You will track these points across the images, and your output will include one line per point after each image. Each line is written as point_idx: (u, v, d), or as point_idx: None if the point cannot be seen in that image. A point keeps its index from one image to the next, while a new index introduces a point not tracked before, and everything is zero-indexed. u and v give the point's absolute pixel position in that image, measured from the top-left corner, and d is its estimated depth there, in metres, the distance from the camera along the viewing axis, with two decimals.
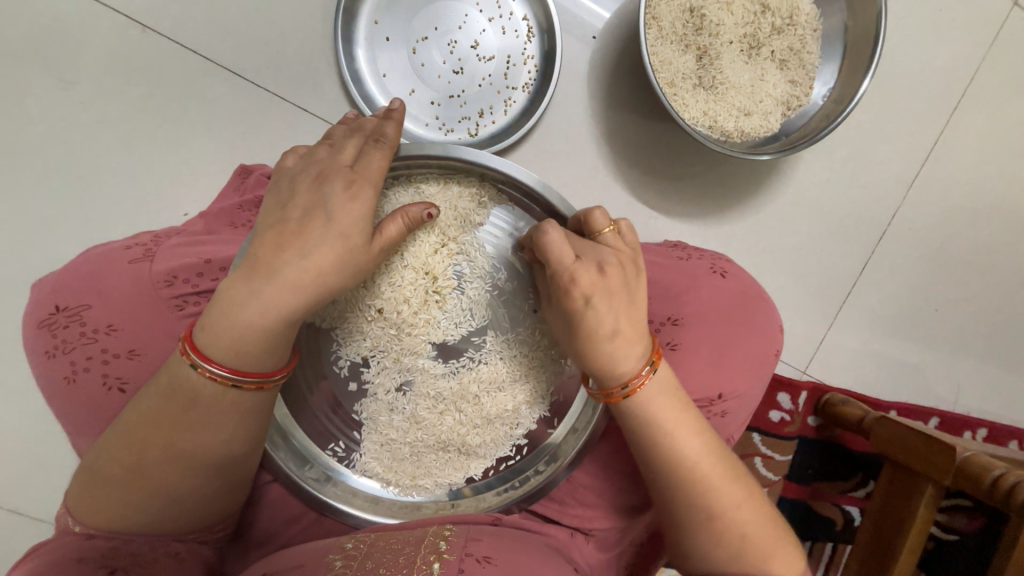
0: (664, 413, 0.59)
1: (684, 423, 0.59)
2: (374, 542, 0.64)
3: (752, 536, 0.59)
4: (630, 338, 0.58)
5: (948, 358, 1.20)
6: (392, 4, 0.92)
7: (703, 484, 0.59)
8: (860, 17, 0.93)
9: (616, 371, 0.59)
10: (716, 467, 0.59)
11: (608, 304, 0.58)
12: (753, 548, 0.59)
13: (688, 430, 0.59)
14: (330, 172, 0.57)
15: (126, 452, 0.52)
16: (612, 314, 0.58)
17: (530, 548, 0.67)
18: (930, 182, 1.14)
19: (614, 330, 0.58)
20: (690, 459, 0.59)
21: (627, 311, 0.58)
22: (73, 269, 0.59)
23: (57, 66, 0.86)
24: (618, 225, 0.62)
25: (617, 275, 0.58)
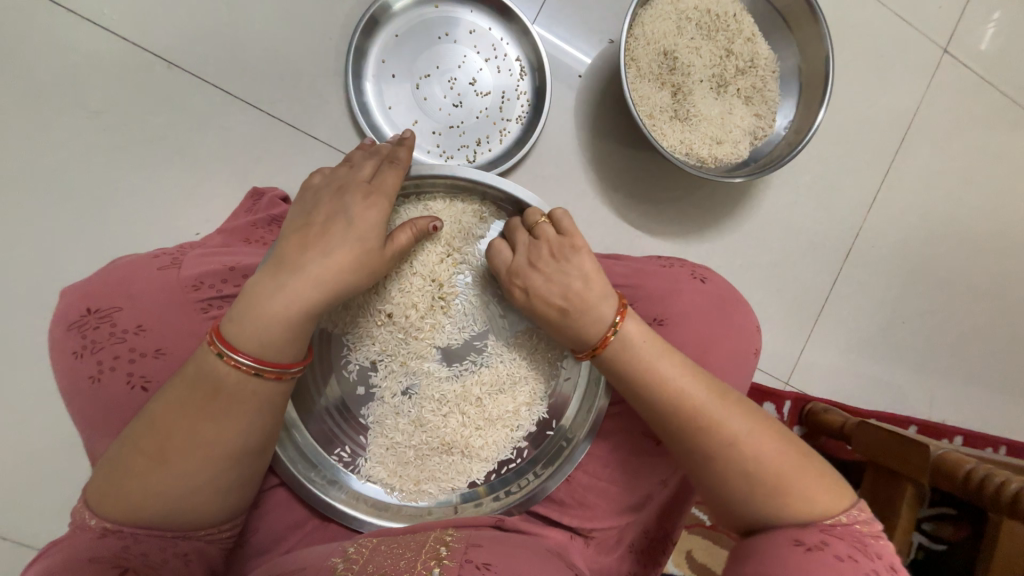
0: (643, 366, 0.63)
1: (673, 371, 0.62)
2: (376, 546, 0.65)
3: (779, 470, 0.57)
4: (580, 307, 0.66)
5: (918, 367, 1.28)
6: (397, 45, 1.02)
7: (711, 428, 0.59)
8: (811, 61, 1.06)
9: (580, 343, 0.67)
10: (716, 404, 0.60)
11: (548, 280, 0.68)
12: (778, 483, 0.56)
13: (680, 377, 0.62)
14: (351, 184, 0.64)
15: (148, 444, 0.54)
16: (553, 290, 0.67)
17: (531, 551, 0.67)
18: (887, 205, 1.26)
19: (562, 301, 0.67)
20: (689, 405, 0.60)
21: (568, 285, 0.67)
22: (103, 275, 0.63)
23: (84, 97, 0.93)
24: (550, 214, 0.71)
25: (547, 259, 0.68)
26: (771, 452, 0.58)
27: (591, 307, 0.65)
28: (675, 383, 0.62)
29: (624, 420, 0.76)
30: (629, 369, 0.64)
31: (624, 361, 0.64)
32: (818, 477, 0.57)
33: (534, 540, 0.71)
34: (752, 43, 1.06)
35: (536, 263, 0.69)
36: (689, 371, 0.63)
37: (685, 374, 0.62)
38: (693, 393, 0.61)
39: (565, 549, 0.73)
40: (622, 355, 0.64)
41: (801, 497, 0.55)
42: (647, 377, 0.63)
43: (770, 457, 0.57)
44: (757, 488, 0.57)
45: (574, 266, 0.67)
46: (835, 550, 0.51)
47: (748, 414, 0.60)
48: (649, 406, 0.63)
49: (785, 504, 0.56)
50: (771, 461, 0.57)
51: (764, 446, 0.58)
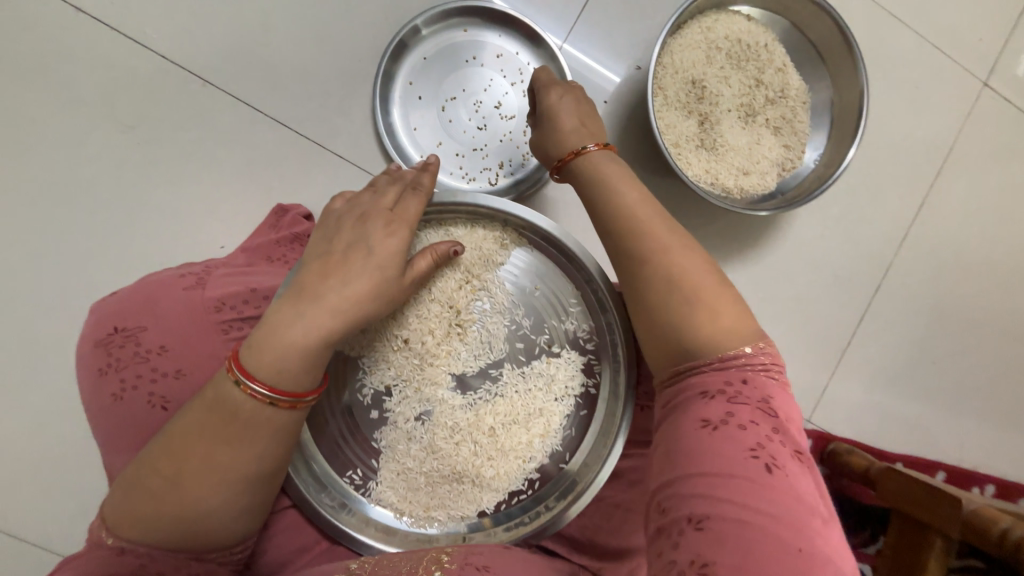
0: (620, 178, 0.65)
1: (642, 198, 0.62)
2: (379, 562, 0.64)
3: (711, 296, 0.53)
4: (582, 132, 0.72)
5: (949, 410, 1.22)
6: (425, 68, 1.03)
7: (651, 236, 0.58)
8: (844, 94, 1.04)
9: (570, 143, 0.72)
10: (676, 234, 0.58)
11: (560, 120, 0.74)
12: (698, 293, 0.54)
13: (644, 205, 0.61)
14: (373, 212, 0.64)
15: (167, 463, 0.54)
16: (567, 117, 0.74)
17: (536, 565, 0.63)
18: (919, 240, 1.21)
19: (563, 128, 0.73)
20: (634, 216, 0.60)
21: (573, 121, 0.73)
22: (131, 294, 0.65)
23: (121, 113, 0.96)
24: (574, 93, 0.77)
25: (575, 104, 0.76)
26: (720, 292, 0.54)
27: (591, 133, 0.73)
28: (637, 205, 0.61)
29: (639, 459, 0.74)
30: (602, 173, 0.66)
31: (607, 166, 0.68)
32: (739, 316, 0.53)
33: (543, 561, 0.66)
34: (782, 74, 1.05)
35: (551, 104, 0.76)
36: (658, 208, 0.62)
37: (651, 209, 0.61)
38: (654, 216, 0.60)
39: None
40: (605, 163, 0.68)
41: (721, 310, 0.53)
42: (613, 179, 0.65)
43: (712, 293, 0.54)
44: (688, 307, 0.53)
45: (589, 118, 0.75)
46: (740, 408, 0.47)
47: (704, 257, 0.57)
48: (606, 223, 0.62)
49: (701, 303, 0.53)
50: (714, 298, 0.53)
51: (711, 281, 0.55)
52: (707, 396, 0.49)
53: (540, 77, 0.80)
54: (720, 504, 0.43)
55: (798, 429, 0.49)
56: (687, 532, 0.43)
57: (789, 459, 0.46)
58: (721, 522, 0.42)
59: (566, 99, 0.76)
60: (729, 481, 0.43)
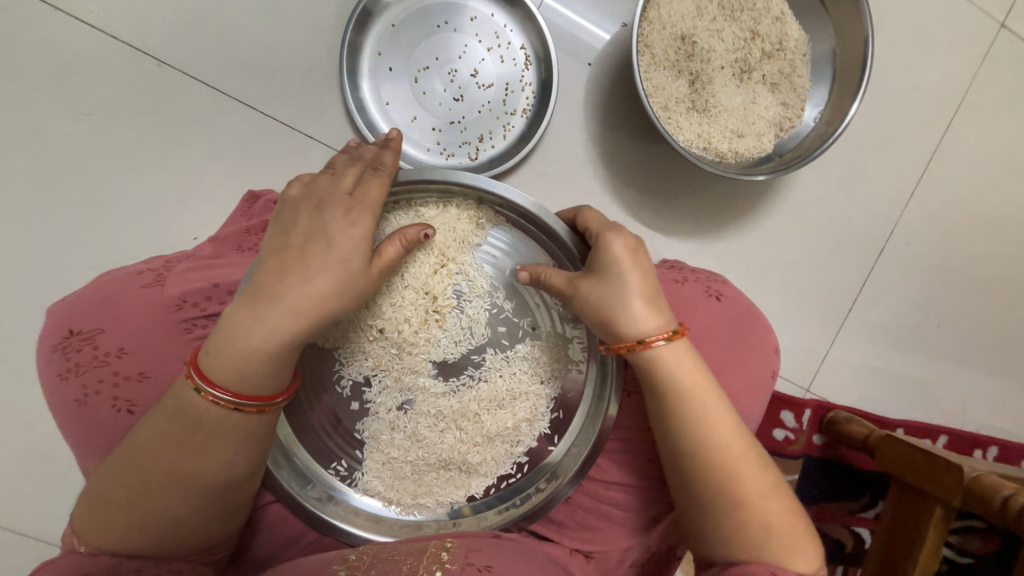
0: (691, 376, 0.61)
1: (717, 407, 0.61)
2: (376, 553, 0.64)
3: (774, 514, 0.58)
4: (651, 309, 0.61)
5: (954, 373, 1.19)
6: (394, 36, 0.96)
7: (729, 468, 0.59)
8: (847, 42, 0.96)
9: (641, 328, 0.61)
10: (746, 453, 0.60)
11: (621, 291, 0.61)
12: (772, 534, 0.57)
13: (719, 415, 0.60)
14: (331, 200, 0.60)
15: (131, 471, 0.54)
16: (636, 289, 0.61)
17: (530, 560, 0.65)
18: (927, 197, 1.15)
19: (632, 307, 0.61)
20: (715, 446, 0.60)
21: (644, 290, 0.62)
22: (88, 295, 0.63)
23: (75, 99, 0.91)
24: (638, 250, 0.64)
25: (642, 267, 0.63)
26: (783, 510, 0.58)
27: (659, 310, 0.62)
28: (714, 419, 0.60)
29: (629, 443, 0.72)
30: (676, 376, 0.61)
31: (678, 368, 0.61)
32: (800, 537, 0.58)
33: (533, 548, 0.69)
34: (781, 24, 0.96)
35: (617, 264, 0.62)
36: (734, 419, 0.61)
37: (727, 420, 0.61)
38: (728, 432, 0.60)
39: (564, 562, 0.70)
40: (676, 363, 0.61)
41: (791, 546, 0.57)
42: (686, 385, 0.60)
43: (776, 513, 0.58)
44: (749, 530, 0.57)
45: (655, 281, 0.63)
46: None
47: (767, 468, 0.60)
48: (672, 431, 0.61)
49: (771, 545, 0.57)
50: (779, 517, 0.58)
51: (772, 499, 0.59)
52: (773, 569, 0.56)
53: (590, 223, 0.66)
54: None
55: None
56: None
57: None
58: None
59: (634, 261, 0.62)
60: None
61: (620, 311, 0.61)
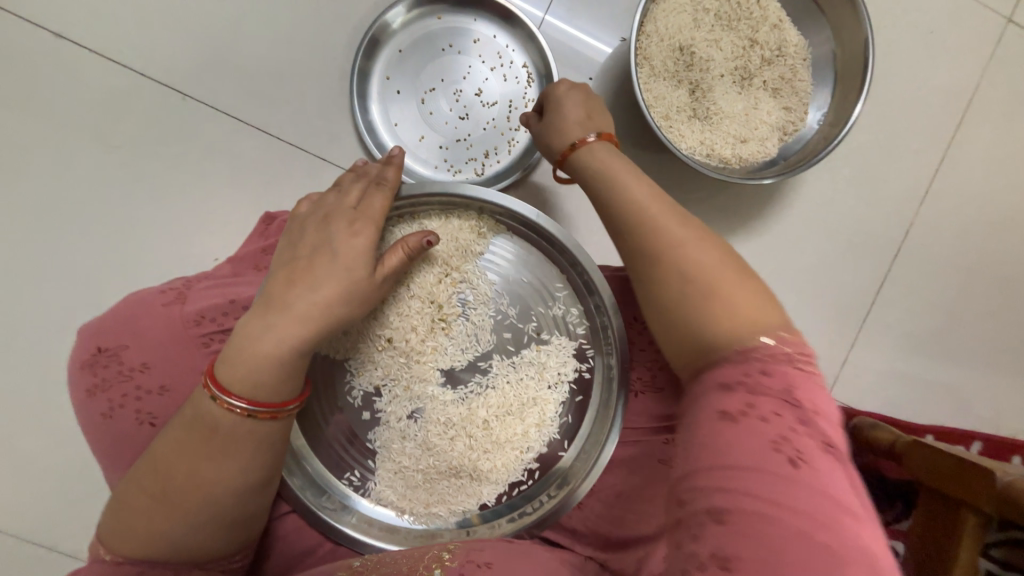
0: (618, 162, 0.64)
1: (638, 182, 0.61)
2: (382, 559, 0.63)
3: (708, 270, 0.52)
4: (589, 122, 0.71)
5: (984, 377, 1.15)
6: (401, 60, 1.01)
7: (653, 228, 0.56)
8: (847, 45, 0.96)
9: (574, 133, 0.71)
10: (667, 219, 0.57)
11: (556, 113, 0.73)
12: (713, 294, 0.51)
13: (637, 193, 0.60)
14: (336, 213, 0.63)
15: (153, 480, 0.56)
16: (573, 102, 0.74)
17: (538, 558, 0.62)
18: (941, 197, 1.13)
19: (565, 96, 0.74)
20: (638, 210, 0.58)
21: (579, 115, 0.72)
22: (115, 313, 0.66)
23: (107, 133, 0.97)
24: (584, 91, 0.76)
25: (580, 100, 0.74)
26: (722, 271, 0.52)
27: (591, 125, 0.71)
28: (631, 185, 0.60)
29: (638, 447, 0.71)
30: (599, 174, 0.64)
31: (607, 148, 0.67)
32: (755, 302, 0.50)
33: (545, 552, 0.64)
34: (779, 31, 0.98)
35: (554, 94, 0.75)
36: (659, 203, 0.59)
37: (651, 200, 0.59)
38: (646, 201, 0.59)
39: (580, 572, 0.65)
40: (601, 147, 0.67)
41: (741, 310, 0.50)
42: (609, 169, 0.64)
43: (713, 271, 0.52)
44: (681, 294, 0.53)
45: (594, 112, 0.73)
46: (762, 406, 0.43)
47: (706, 236, 0.56)
48: (596, 160, 0.66)
49: (714, 306, 0.50)
50: (719, 281, 0.52)
51: (708, 257, 0.53)
52: (728, 386, 0.46)
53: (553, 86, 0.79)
54: (757, 520, 0.39)
55: (829, 421, 0.45)
56: (709, 526, 0.40)
57: (816, 452, 0.42)
58: (740, 517, 0.39)
59: (575, 100, 0.74)
60: (750, 474, 0.40)
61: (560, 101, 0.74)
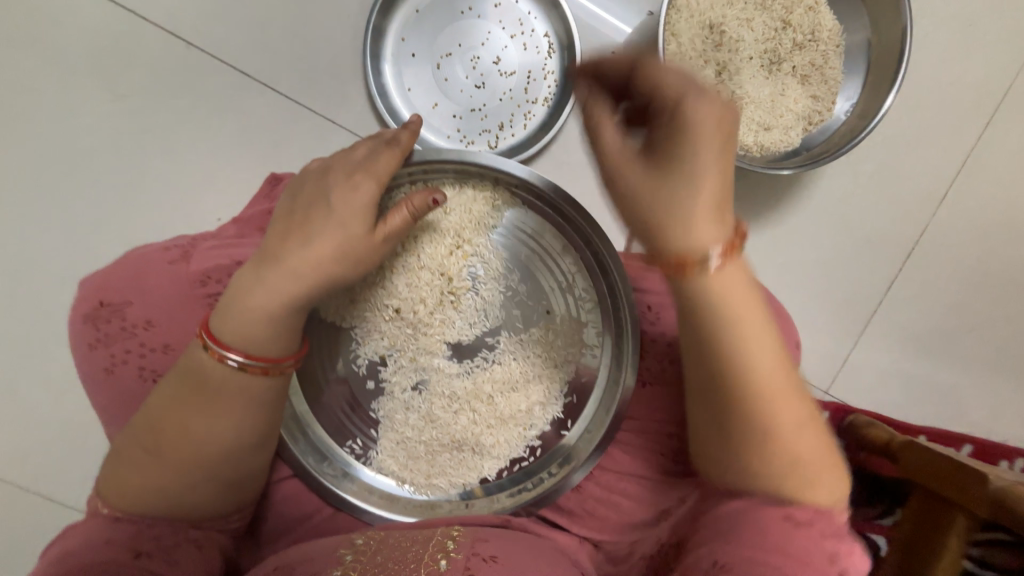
0: (773, 386, 0.49)
1: (760, 333, 0.49)
2: (384, 538, 0.63)
3: (797, 441, 0.49)
4: (714, 218, 0.50)
5: (983, 383, 1.15)
6: (418, 22, 0.96)
7: (761, 402, 0.49)
8: (884, 33, 0.92)
9: (700, 241, 0.50)
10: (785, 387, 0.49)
11: (691, 155, 0.49)
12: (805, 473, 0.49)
13: (753, 356, 0.49)
14: (337, 167, 0.61)
15: (149, 434, 0.56)
16: (698, 151, 0.49)
17: (539, 553, 0.63)
18: (962, 198, 1.11)
19: (681, 165, 0.50)
20: (743, 388, 0.49)
21: (709, 196, 0.50)
22: (116, 267, 0.64)
23: (110, 80, 0.93)
24: (722, 114, 0.49)
25: (716, 126, 0.49)
26: (814, 448, 0.49)
27: (719, 222, 0.50)
28: (757, 344, 0.49)
29: (642, 437, 0.72)
30: (723, 296, 0.49)
31: (741, 291, 0.50)
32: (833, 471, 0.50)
33: (542, 540, 0.67)
34: (814, 14, 0.94)
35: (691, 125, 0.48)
36: (782, 359, 0.50)
37: (784, 382, 0.49)
38: (772, 370, 0.49)
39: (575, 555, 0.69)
40: (734, 291, 0.49)
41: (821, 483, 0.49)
42: (740, 324, 0.49)
43: (805, 451, 0.49)
44: (771, 465, 0.49)
45: (726, 177, 0.50)
46: (820, 528, 0.47)
47: (802, 398, 0.50)
48: (731, 342, 0.49)
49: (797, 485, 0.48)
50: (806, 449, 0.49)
51: (805, 435, 0.49)
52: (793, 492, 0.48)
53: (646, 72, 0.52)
54: None
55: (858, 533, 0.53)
56: None
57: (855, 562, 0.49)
58: None
59: (699, 159, 0.49)
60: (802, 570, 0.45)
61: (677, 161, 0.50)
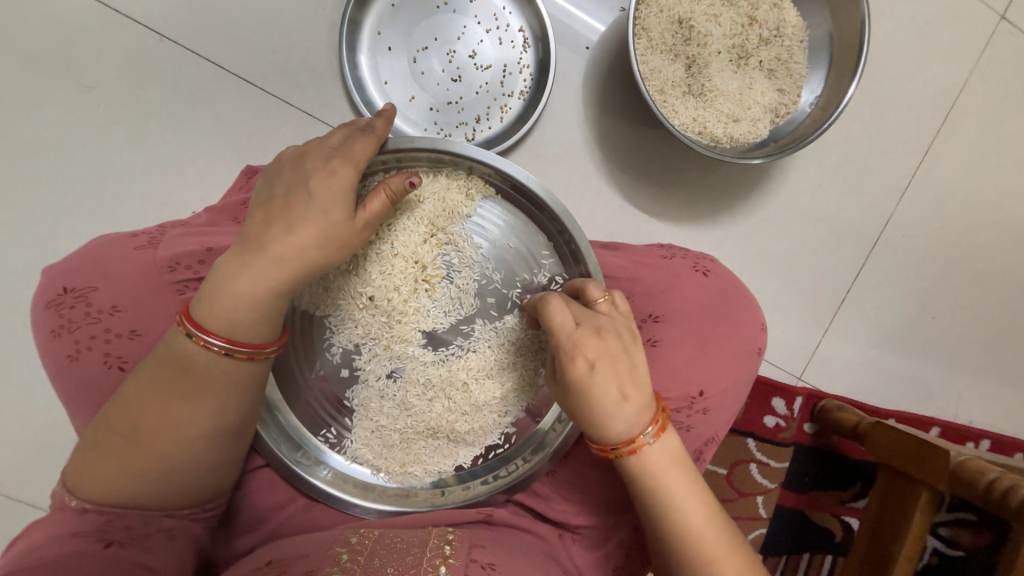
0: (676, 490, 0.59)
1: (681, 486, 0.59)
2: (380, 536, 0.63)
3: (714, 557, 0.58)
4: (633, 413, 0.57)
5: (947, 366, 1.19)
6: (394, 16, 0.97)
7: (689, 546, 0.58)
8: (844, 27, 0.96)
9: (618, 430, 0.57)
10: (683, 486, 0.59)
11: (609, 376, 0.56)
12: None
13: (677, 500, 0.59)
14: (314, 151, 0.60)
15: (118, 423, 0.55)
16: (608, 379, 0.56)
17: (528, 556, 0.65)
18: (922, 189, 1.15)
19: (601, 383, 0.56)
20: (668, 501, 0.59)
21: (617, 403, 0.57)
22: (82, 254, 0.64)
23: (78, 71, 0.92)
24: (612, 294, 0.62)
25: (617, 346, 0.57)
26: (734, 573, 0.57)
27: (638, 410, 0.57)
28: (664, 473, 0.59)
29: None
30: (649, 464, 0.58)
31: (663, 458, 0.58)
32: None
33: (523, 535, 0.70)
34: (778, 10, 0.97)
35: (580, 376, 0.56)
36: (690, 481, 0.60)
37: (684, 485, 0.59)
38: (675, 483, 0.59)
39: (552, 547, 0.71)
40: (656, 460, 0.58)
41: None
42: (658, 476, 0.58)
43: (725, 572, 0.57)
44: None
45: (636, 388, 0.57)
46: None
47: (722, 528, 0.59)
48: (647, 477, 0.59)
49: None
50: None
51: (727, 558, 0.58)
52: None
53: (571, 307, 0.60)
54: None
55: None
56: None
57: None
58: None
59: (612, 373, 0.56)
60: None
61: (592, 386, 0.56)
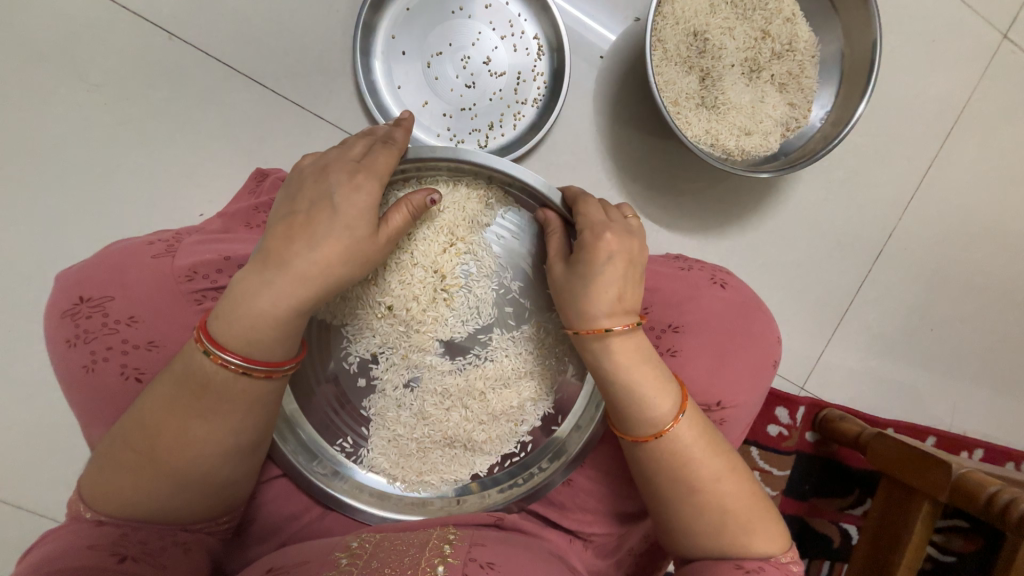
0: (653, 391, 0.61)
1: (656, 385, 0.61)
2: (379, 542, 0.63)
3: (697, 466, 0.61)
4: (613, 312, 0.62)
5: (944, 377, 1.22)
6: (409, 20, 0.96)
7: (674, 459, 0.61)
8: (855, 46, 0.97)
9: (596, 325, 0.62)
10: (700, 448, 0.61)
11: (623, 270, 0.63)
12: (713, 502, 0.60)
13: (657, 401, 0.61)
14: (337, 164, 0.59)
15: (137, 436, 0.54)
16: (612, 274, 0.62)
17: (534, 555, 0.65)
18: (926, 203, 1.17)
19: (601, 277, 0.62)
20: (650, 407, 0.61)
21: (602, 295, 0.62)
22: (98, 262, 0.63)
23: (85, 70, 0.90)
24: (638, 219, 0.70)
25: (634, 250, 0.64)
26: (719, 475, 0.61)
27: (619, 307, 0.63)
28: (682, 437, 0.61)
29: None
30: (622, 359, 0.62)
31: (638, 355, 0.62)
32: (744, 494, 0.61)
33: (534, 540, 0.70)
34: (791, 25, 0.98)
35: (601, 258, 0.62)
36: (668, 386, 0.62)
37: (663, 386, 0.62)
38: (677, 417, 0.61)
39: (565, 553, 0.72)
40: (632, 353, 0.62)
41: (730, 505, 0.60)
42: (637, 376, 0.62)
43: (710, 477, 0.61)
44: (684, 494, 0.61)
45: (625, 281, 0.63)
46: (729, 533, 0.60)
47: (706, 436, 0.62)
48: (621, 371, 0.62)
49: (706, 504, 0.60)
50: (713, 482, 0.60)
51: (712, 466, 0.61)
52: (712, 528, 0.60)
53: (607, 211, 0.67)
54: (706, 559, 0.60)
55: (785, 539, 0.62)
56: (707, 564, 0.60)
57: None
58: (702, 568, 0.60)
59: (624, 268, 0.63)
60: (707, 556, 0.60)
61: (593, 278, 0.62)
